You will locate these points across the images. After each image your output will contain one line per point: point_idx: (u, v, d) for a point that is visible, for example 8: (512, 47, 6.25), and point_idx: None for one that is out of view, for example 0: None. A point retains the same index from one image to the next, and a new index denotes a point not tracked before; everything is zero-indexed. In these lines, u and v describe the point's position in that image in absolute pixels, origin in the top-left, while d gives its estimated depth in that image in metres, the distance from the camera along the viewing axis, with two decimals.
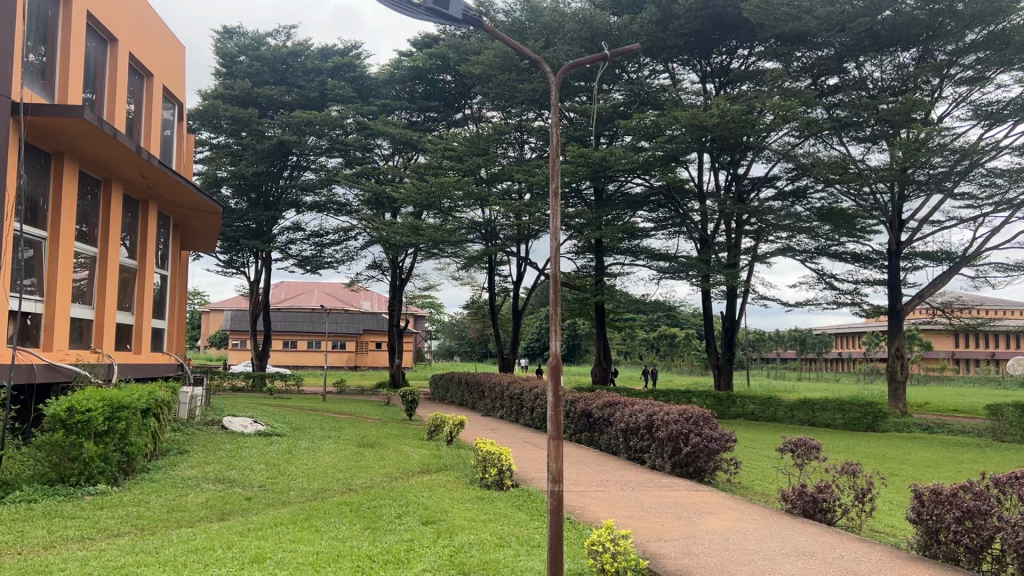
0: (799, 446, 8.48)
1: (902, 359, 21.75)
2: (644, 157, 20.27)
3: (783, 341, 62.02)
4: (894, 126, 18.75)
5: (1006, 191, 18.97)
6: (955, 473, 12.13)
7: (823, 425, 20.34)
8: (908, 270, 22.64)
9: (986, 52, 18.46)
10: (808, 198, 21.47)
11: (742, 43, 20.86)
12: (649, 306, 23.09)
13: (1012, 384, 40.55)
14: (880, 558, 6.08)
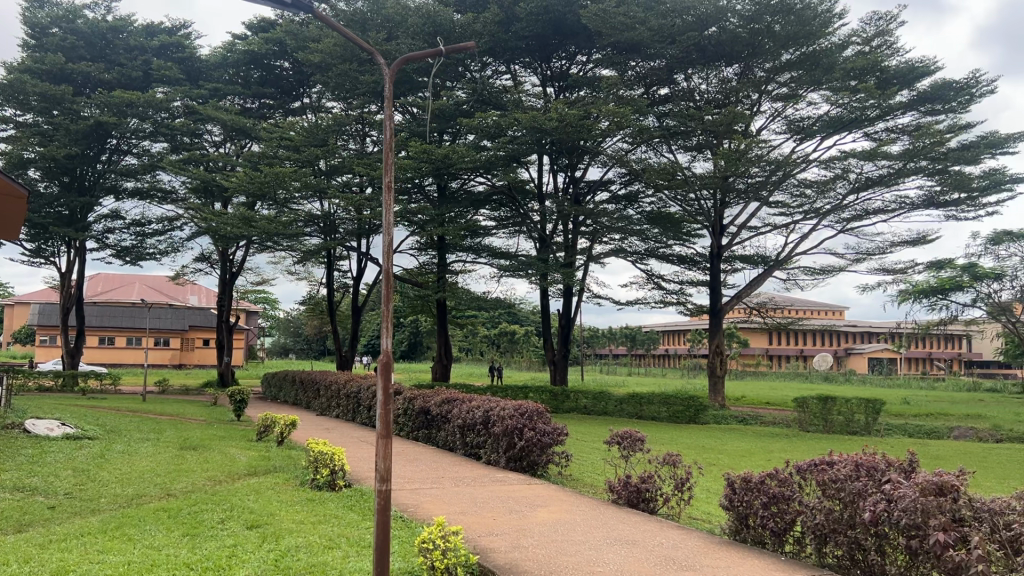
0: (625, 439, 8.81)
1: (722, 355, 23.20)
2: (485, 155, 20.40)
3: (616, 338, 64.61)
4: (717, 137, 19.93)
5: (814, 201, 20.67)
6: (766, 462, 13.04)
7: (650, 418, 21.33)
8: (729, 272, 24.18)
9: (798, 71, 20.00)
10: (640, 202, 22.44)
11: (581, 49, 21.52)
12: (489, 303, 23.34)
13: (816, 378, 44.20)
14: (695, 544, 6.44)
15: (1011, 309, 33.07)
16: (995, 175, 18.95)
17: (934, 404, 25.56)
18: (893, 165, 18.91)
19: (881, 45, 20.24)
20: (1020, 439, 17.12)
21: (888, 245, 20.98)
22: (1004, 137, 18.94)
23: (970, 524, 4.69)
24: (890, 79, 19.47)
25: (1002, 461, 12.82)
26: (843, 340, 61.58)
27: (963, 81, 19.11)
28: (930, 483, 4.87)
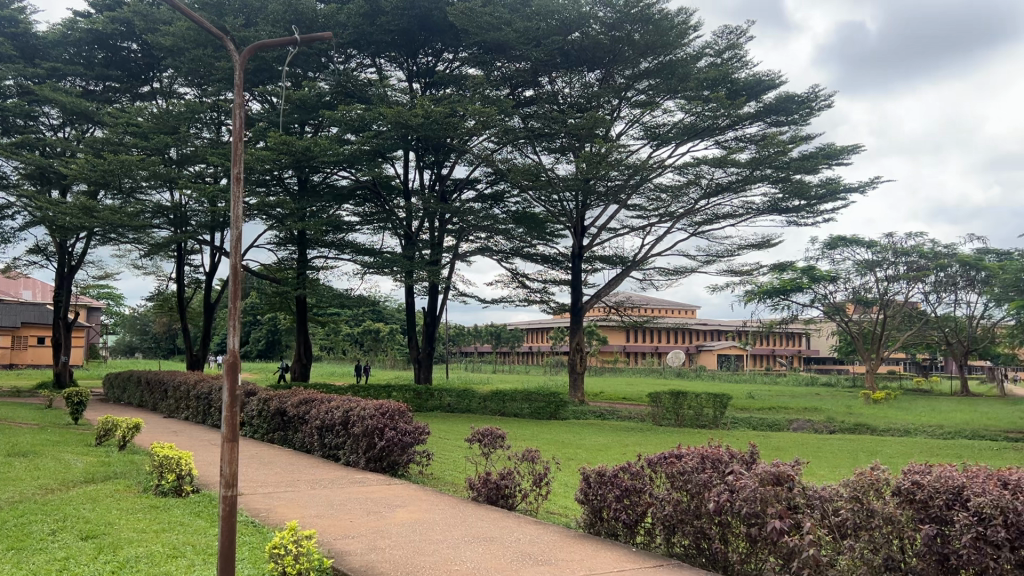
0: (485, 436, 8.83)
1: (582, 352, 23.79)
2: (348, 149, 19.98)
3: (480, 336, 64.98)
4: (580, 140, 20.38)
5: (669, 205, 21.53)
6: (621, 455, 13.45)
7: (512, 415, 21.57)
8: (589, 272, 24.82)
9: (655, 79, 20.80)
10: (504, 201, 22.64)
11: (447, 46, 21.50)
12: (351, 300, 22.92)
13: (671, 374, 46.07)
14: (551, 538, 6.55)
15: (844, 308, 35.68)
16: (831, 184, 20.35)
17: (776, 398, 27.22)
18: (741, 172, 19.95)
19: (732, 58, 21.29)
20: (851, 429, 18.48)
21: (736, 247, 22.12)
22: (839, 149, 20.35)
23: (803, 510, 5.00)
24: (740, 90, 20.52)
25: (834, 450, 13.79)
26: (695, 338, 64.53)
27: (804, 95, 20.40)
28: (767, 473, 5.16)
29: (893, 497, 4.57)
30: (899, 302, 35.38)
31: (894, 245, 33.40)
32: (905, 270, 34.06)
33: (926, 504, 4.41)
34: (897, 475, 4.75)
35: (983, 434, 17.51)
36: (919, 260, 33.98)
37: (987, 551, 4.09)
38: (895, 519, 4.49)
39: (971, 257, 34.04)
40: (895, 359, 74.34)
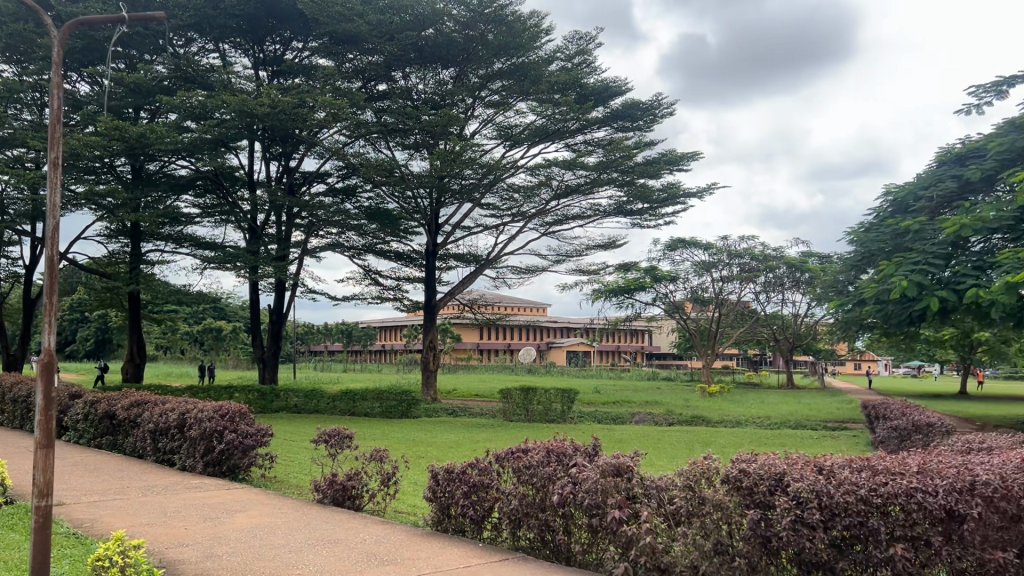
0: (331, 437, 8.63)
1: (435, 350, 23.78)
2: (188, 137, 18.99)
3: (330, 334, 63.60)
4: (433, 137, 20.34)
5: (522, 205, 21.89)
6: (470, 452, 13.53)
7: (362, 414, 21.19)
8: (442, 270, 24.84)
9: (507, 80, 21.07)
10: (356, 197, 22.24)
11: (296, 35, 20.89)
12: (191, 297, 21.84)
13: (521, 371, 46.90)
14: (398, 538, 6.48)
15: (683, 307, 37.53)
16: (672, 189, 21.32)
17: (621, 393, 28.27)
18: (589, 174, 20.54)
19: (582, 63, 21.86)
20: (688, 422, 19.45)
21: (584, 247, 22.76)
22: (680, 156, 21.34)
23: (641, 499, 5.19)
24: (589, 95, 21.09)
25: (671, 441, 14.45)
26: (544, 335, 65.96)
27: (648, 103, 21.24)
28: (608, 465, 5.33)
29: (723, 485, 4.84)
30: (733, 301, 37.60)
31: (729, 248, 35.47)
32: (738, 271, 36.24)
33: (752, 490, 4.70)
34: (726, 464, 5.02)
35: (805, 424, 18.93)
36: (750, 262, 36.25)
37: (804, 532, 4.45)
38: (723, 506, 4.75)
39: (796, 259, 36.69)
40: (729, 354, 79.02)
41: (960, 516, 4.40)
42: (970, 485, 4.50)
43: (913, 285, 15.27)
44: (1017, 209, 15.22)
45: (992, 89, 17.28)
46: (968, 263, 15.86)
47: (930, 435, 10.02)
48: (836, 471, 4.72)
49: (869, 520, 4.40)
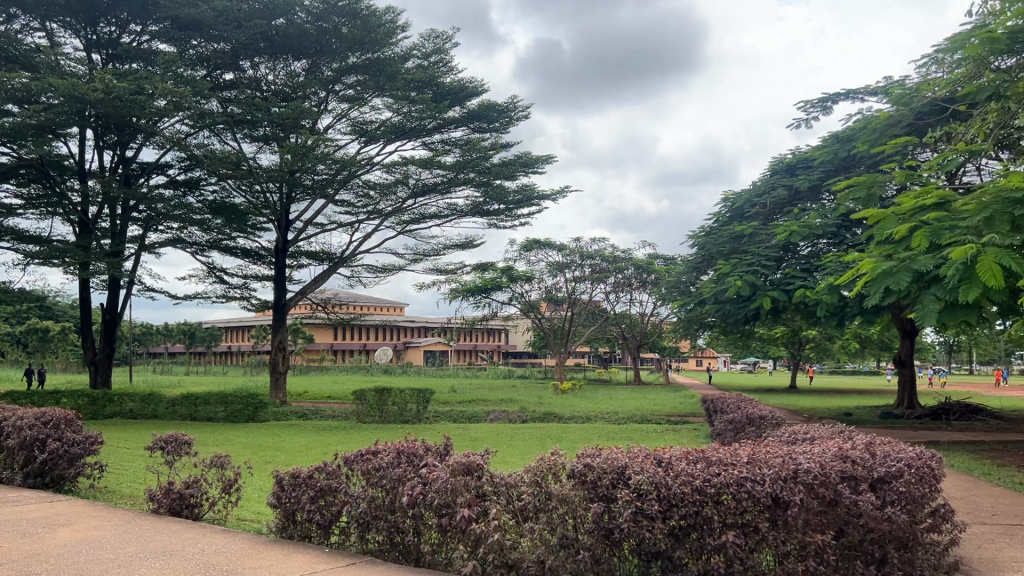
0: (168, 443, 8.16)
1: (285, 351, 23.06)
2: (9, 120, 17.46)
3: (172, 335, 60.39)
4: (284, 130, 19.71)
5: (377, 203, 21.59)
6: (319, 456, 13.15)
7: (205, 419, 20.10)
8: (294, 269, 24.12)
9: (362, 76, 20.72)
10: (200, 190, 21.21)
11: (134, 17, 19.60)
12: (12, 295, 20.12)
13: (376, 372, 46.33)
14: (238, 547, 6.19)
15: (538, 306, 38.18)
16: (527, 190, 21.64)
17: (476, 392, 28.44)
18: (446, 174, 20.50)
19: (438, 61, 21.78)
20: (541, 419, 19.79)
21: (441, 247, 22.72)
22: (535, 158, 21.67)
23: (491, 496, 5.22)
24: (445, 94, 21.04)
25: (523, 439, 14.64)
26: (400, 335, 65.68)
27: (504, 105, 21.47)
28: (458, 464, 5.29)
29: (570, 479, 4.94)
30: (585, 301, 38.62)
31: (581, 248, 36.40)
32: (590, 271, 37.26)
33: (596, 484, 4.81)
34: (572, 459, 5.12)
35: (650, 419, 19.71)
36: (601, 263, 37.35)
37: (644, 523, 4.59)
38: (569, 499, 4.85)
39: (644, 261, 38.16)
40: (581, 352, 81.36)
41: (785, 503, 4.69)
42: (794, 473, 4.82)
43: (745, 284, 16.33)
44: (839, 216, 16.46)
45: (818, 105, 18.64)
46: (797, 265, 17.01)
47: (760, 426, 10.64)
48: (674, 463, 4.92)
49: (704, 509, 4.61)
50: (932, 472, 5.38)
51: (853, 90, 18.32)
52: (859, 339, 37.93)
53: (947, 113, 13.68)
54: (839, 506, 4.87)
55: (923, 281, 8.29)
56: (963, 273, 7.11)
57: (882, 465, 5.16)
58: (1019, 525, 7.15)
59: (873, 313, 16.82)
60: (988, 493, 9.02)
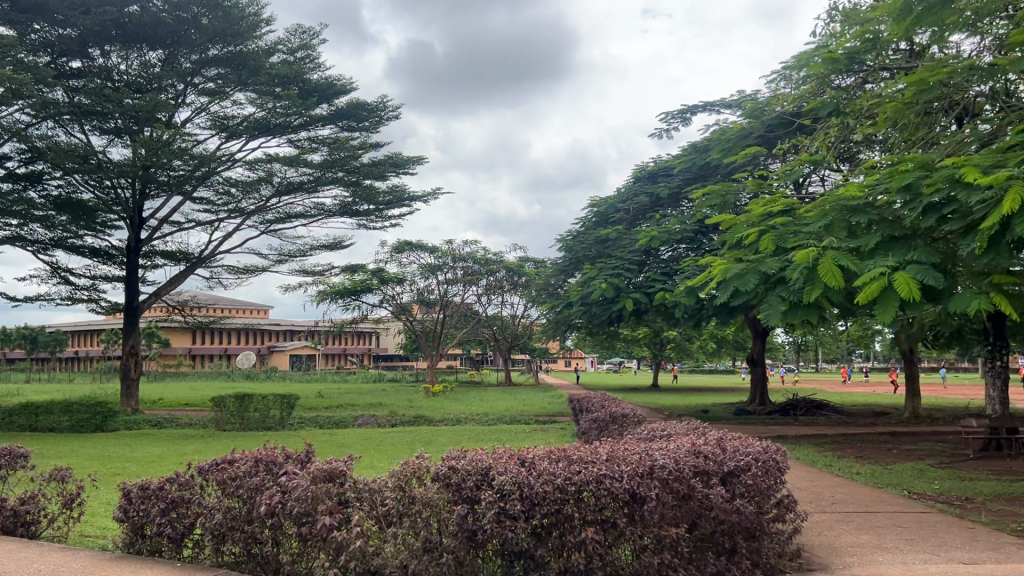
0: (2, 456, 7.53)
1: (137, 356, 21.83)
2: None
3: (11, 340, 56.03)
4: (137, 123, 18.66)
5: (238, 201, 20.81)
6: (175, 467, 12.51)
7: (46, 430, 18.75)
8: (147, 269, 22.89)
9: (224, 69, 19.91)
10: (43, 184, 19.76)
11: None
12: None
13: (239, 377, 44.66)
14: (80, 566, 5.78)
15: (409, 309, 37.87)
16: (397, 191, 21.43)
17: (344, 396, 27.90)
18: (312, 173, 19.98)
19: (305, 58, 21.21)
20: (410, 422, 19.62)
21: (307, 247, 22.13)
22: (405, 159, 21.49)
23: (354, 504, 5.02)
24: (312, 90, 20.58)
25: (391, 443, 14.46)
26: (265, 339, 63.69)
27: (373, 104, 21.23)
28: (320, 470, 5.06)
29: (435, 482, 4.85)
30: (456, 303, 38.64)
31: (453, 251, 36.38)
32: (461, 274, 37.30)
33: (460, 486, 4.76)
34: (437, 462, 5.01)
35: (518, 420, 19.92)
36: (472, 265, 37.46)
37: (506, 523, 4.62)
38: (433, 503, 4.75)
39: (515, 264, 38.59)
40: (453, 355, 81.45)
41: (641, 498, 4.84)
42: (650, 469, 4.98)
43: (610, 287, 16.81)
44: (697, 223, 17.16)
45: (678, 116, 19.44)
46: (658, 269, 17.63)
47: (624, 424, 10.92)
48: (537, 462, 4.96)
49: (565, 507, 4.69)
50: (778, 465, 5.67)
51: (710, 103, 19.22)
52: (717, 339, 39.74)
53: (794, 127, 14.55)
54: (692, 500, 5.07)
55: (771, 283, 8.78)
56: (805, 275, 7.57)
57: (732, 458, 5.40)
58: (854, 512, 7.68)
59: (728, 315, 17.66)
60: (828, 483, 9.64)
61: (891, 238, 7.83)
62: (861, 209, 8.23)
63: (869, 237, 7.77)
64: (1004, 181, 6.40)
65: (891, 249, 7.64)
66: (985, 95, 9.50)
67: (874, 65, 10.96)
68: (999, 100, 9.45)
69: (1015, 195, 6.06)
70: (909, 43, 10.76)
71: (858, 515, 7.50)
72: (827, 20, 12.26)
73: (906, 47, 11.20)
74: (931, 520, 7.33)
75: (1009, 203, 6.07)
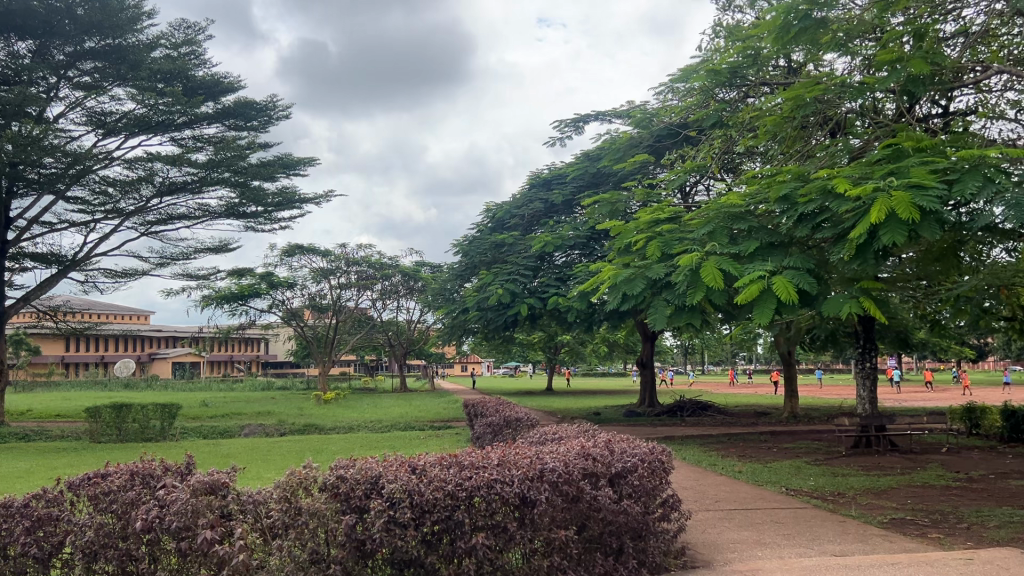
0: None
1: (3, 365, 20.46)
2: None
3: None
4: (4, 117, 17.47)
5: (116, 201, 19.83)
6: (45, 482, 11.75)
7: None
8: (14, 272, 21.49)
9: (101, 63, 18.78)
10: None
11: None
12: None
13: (117, 386, 42.58)
14: None
15: (300, 314, 36.97)
16: (287, 193, 20.92)
17: (231, 405, 26.97)
18: (196, 173, 19.20)
19: (189, 54, 20.44)
20: (300, 431, 19.14)
21: (192, 250, 21.29)
22: (296, 160, 21.00)
23: (237, 518, 4.59)
24: (196, 88, 19.94)
25: (280, 452, 14.04)
26: (146, 346, 60.94)
27: (263, 104, 20.67)
28: (201, 483, 4.53)
29: (322, 493, 4.64)
30: (349, 308, 38.00)
31: (347, 255, 35.77)
32: (354, 279, 36.70)
33: (349, 495, 4.60)
34: (325, 471, 4.78)
35: (412, 426, 19.75)
36: (366, 270, 36.91)
37: (396, 531, 4.51)
38: (321, 513, 4.54)
39: (410, 268, 38.30)
40: (346, 361, 80.12)
41: (531, 501, 4.87)
42: (540, 473, 5.01)
43: (505, 292, 16.90)
44: (590, 229, 17.46)
45: (571, 124, 19.77)
46: (552, 274, 17.85)
47: (517, 428, 10.96)
48: (427, 468, 4.87)
49: (455, 513, 4.66)
50: (663, 466, 5.82)
51: (602, 112, 19.63)
52: (609, 343, 40.61)
53: (680, 137, 15.05)
54: (580, 502, 5.14)
55: (657, 288, 9.02)
56: (690, 278, 7.81)
57: (619, 460, 5.51)
58: (736, 509, 7.96)
59: (619, 319, 18.04)
60: (712, 481, 9.97)
61: (769, 244, 8.20)
62: (741, 217, 8.57)
63: (748, 244, 8.10)
64: (872, 192, 6.79)
65: (769, 255, 7.98)
66: (855, 112, 10.06)
67: (755, 80, 11.44)
68: (867, 116, 10.03)
69: (882, 205, 6.44)
70: (787, 59, 11.28)
71: (739, 513, 7.77)
72: (711, 35, 12.70)
73: (784, 63, 11.74)
74: (806, 515, 7.68)
75: (876, 212, 6.44)
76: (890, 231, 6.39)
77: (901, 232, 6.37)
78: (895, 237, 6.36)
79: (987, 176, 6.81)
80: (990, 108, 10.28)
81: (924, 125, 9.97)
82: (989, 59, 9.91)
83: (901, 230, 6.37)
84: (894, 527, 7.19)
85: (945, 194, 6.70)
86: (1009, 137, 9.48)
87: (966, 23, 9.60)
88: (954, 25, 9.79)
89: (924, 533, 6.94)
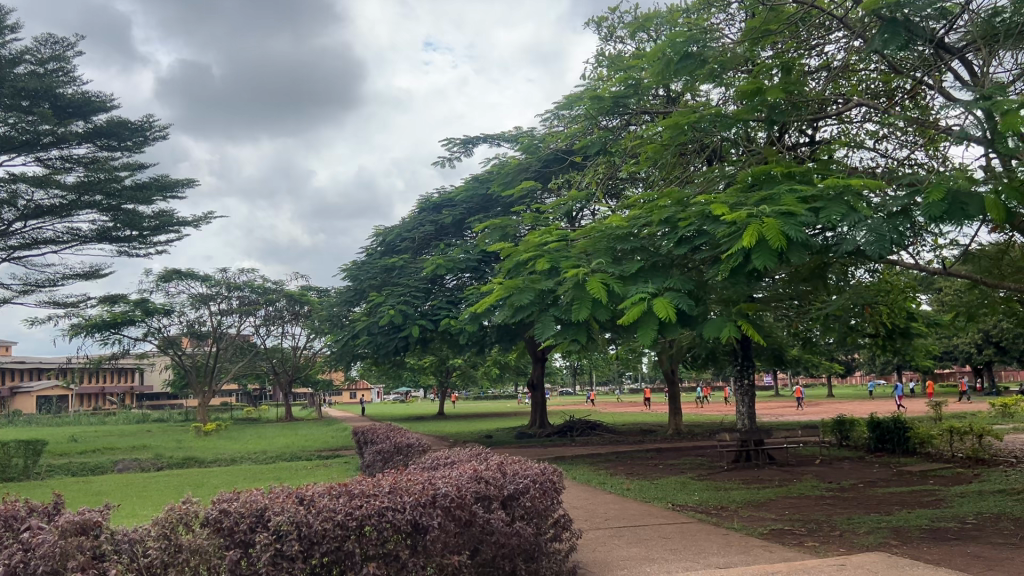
0: None
1: None
2: None
3: None
4: None
5: None
6: None
7: None
8: None
9: None
10: None
11: None
12: None
13: None
14: None
15: (178, 342, 35.39)
16: (164, 217, 20.04)
17: (100, 440, 25.41)
18: (64, 196, 18.27)
19: (58, 71, 18.76)
20: (179, 464, 18.35)
21: (59, 277, 20.05)
22: (172, 182, 20.04)
23: (111, 558, 4.17)
24: (65, 107, 18.66)
25: (156, 488, 13.33)
26: (5, 378, 56.78)
27: (137, 124, 19.61)
28: (70, 522, 4.10)
29: (203, 528, 4.42)
30: (231, 335, 36.62)
31: (228, 279, 34.57)
32: (236, 304, 35.58)
33: (232, 530, 4.42)
34: (206, 506, 4.53)
35: (299, 456, 19.21)
36: (249, 295, 35.81)
37: (282, 566, 4.36)
38: (202, 549, 4.33)
39: (295, 292, 37.28)
40: (227, 391, 76.98)
41: (423, 528, 4.83)
42: (433, 498, 4.95)
43: (397, 314, 16.76)
44: (480, 253, 17.52)
45: (460, 145, 19.89)
46: (443, 297, 17.88)
47: (408, 454, 10.78)
48: (315, 499, 4.69)
49: (344, 544, 4.53)
50: (554, 486, 5.88)
51: (490, 135, 19.83)
52: (500, 366, 40.84)
53: (566, 163, 15.40)
54: (473, 526, 5.15)
55: (544, 304, 9.25)
56: (575, 293, 7.97)
57: (511, 482, 5.53)
58: (625, 527, 8.11)
59: (510, 340, 18.14)
60: (602, 500, 10.12)
61: (651, 265, 8.45)
62: (625, 238, 8.84)
63: (632, 265, 8.34)
64: (746, 218, 7.14)
65: (652, 275, 8.24)
66: (729, 140, 10.41)
67: (636, 109, 11.78)
68: (742, 145, 10.44)
69: (754, 231, 6.77)
70: (665, 89, 11.68)
71: (628, 530, 7.93)
72: (594, 63, 13.07)
73: (664, 93, 12.09)
74: (692, 530, 7.90)
75: (749, 236, 6.77)
76: (761, 257, 6.72)
77: (769, 257, 6.71)
78: (765, 262, 6.70)
79: (850, 204, 7.28)
80: (851, 138, 11.02)
81: (791, 153, 10.58)
82: (848, 92, 10.64)
83: (769, 256, 6.72)
84: (775, 538, 7.48)
85: (814, 220, 7.12)
86: (868, 166, 10.17)
87: (827, 59, 10.24)
88: (818, 59, 10.43)
89: (802, 542, 7.26)
